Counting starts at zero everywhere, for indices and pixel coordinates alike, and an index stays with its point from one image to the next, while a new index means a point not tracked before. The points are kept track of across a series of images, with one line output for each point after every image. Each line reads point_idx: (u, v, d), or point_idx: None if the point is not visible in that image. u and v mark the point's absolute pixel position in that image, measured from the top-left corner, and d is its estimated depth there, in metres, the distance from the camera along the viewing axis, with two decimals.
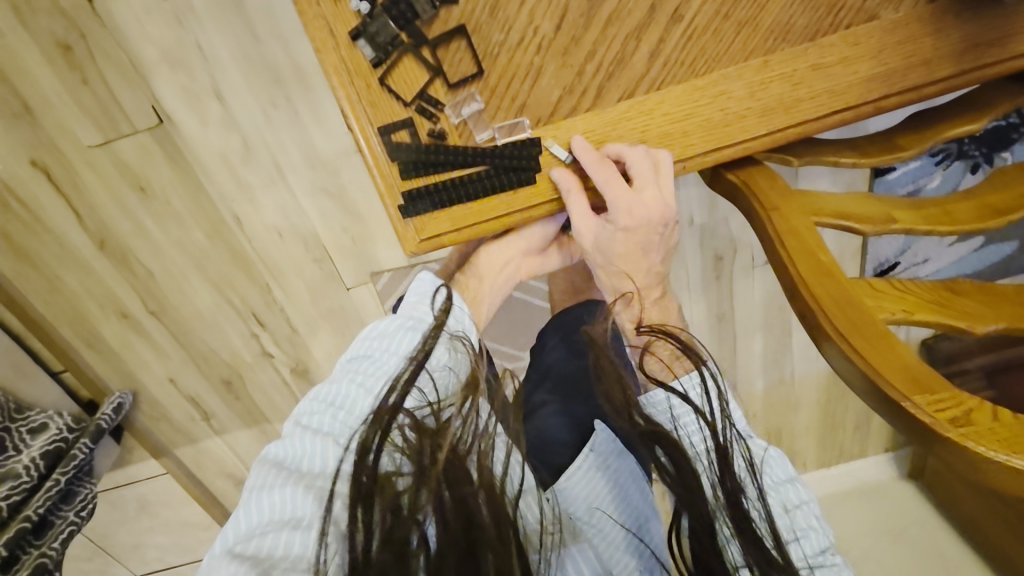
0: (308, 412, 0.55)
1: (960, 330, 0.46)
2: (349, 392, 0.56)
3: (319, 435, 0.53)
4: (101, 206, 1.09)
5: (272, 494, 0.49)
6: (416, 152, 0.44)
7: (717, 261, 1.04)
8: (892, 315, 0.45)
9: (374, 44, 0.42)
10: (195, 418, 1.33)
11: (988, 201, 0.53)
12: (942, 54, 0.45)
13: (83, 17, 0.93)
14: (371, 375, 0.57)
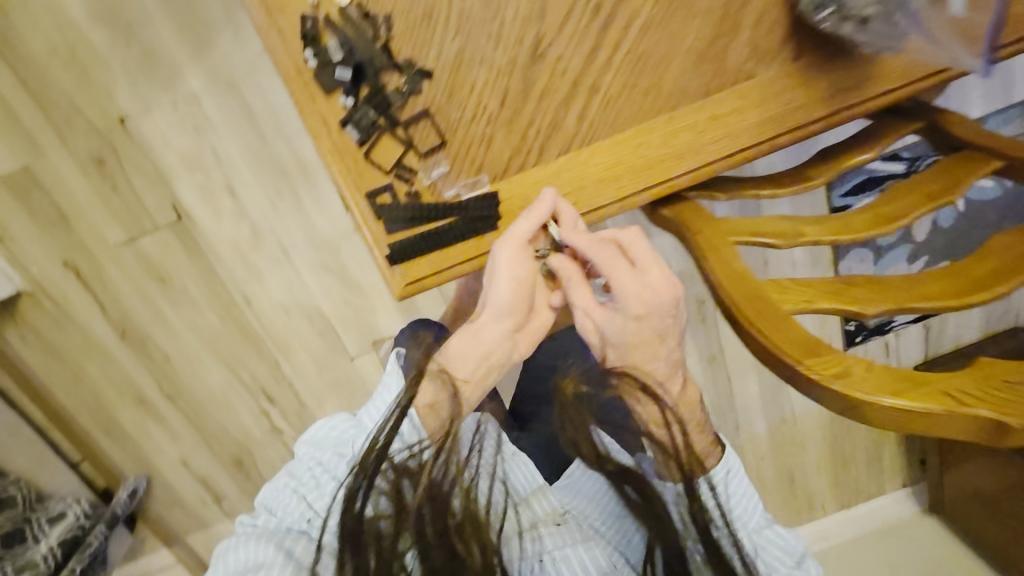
0: (271, 496, 0.59)
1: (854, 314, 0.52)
2: (291, 492, 0.58)
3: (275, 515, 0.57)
4: (123, 298, 1.20)
5: (243, 549, 0.55)
6: (397, 210, 0.53)
7: (699, 305, 1.15)
8: (795, 306, 0.53)
9: (358, 128, 0.51)
10: (206, 501, 1.37)
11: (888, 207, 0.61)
12: (815, 98, 0.55)
13: (116, 135, 1.10)
14: (310, 481, 0.58)
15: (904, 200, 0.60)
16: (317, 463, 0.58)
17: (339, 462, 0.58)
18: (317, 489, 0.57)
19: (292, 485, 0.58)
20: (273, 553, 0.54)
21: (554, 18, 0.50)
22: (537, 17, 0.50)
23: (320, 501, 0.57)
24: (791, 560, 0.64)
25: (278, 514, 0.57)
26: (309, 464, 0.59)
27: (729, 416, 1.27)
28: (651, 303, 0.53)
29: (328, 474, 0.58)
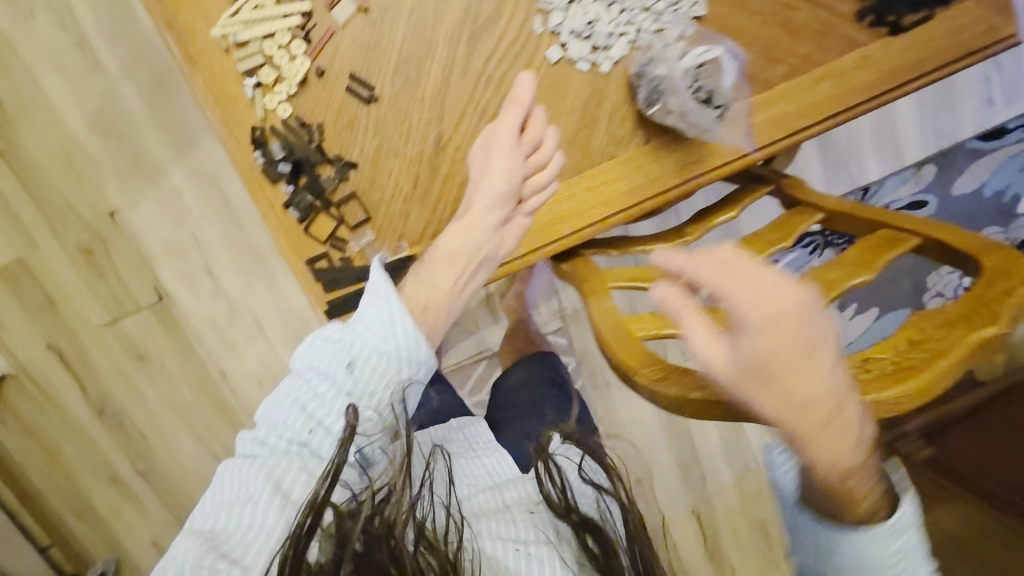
0: (260, 434, 0.54)
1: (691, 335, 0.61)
2: (284, 411, 0.54)
3: (263, 450, 0.54)
4: (102, 377, 1.31)
5: (232, 483, 0.53)
6: (334, 272, 0.66)
7: None
8: (644, 334, 0.64)
9: (298, 209, 0.64)
10: None
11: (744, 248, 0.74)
12: (667, 171, 0.69)
13: (105, 227, 1.25)
14: (308, 395, 0.54)
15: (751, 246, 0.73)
16: (315, 375, 0.54)
17: (337, 371, 0.54)
18: (316, 411, 0.54)
19: (288, 411, 0.54)
20: (262, 484, 0.52)
21: (451, 120, 0.65)
22: (437, 120, 0.65)
23: (324, 424, 0.54)
24: None
25: (272, 441, 0.54)
26: (303, 388, 0.55)
27: (696, 467, 1.36)
28: (780, 311, 0.39)
29: (325, 385, 0.54)
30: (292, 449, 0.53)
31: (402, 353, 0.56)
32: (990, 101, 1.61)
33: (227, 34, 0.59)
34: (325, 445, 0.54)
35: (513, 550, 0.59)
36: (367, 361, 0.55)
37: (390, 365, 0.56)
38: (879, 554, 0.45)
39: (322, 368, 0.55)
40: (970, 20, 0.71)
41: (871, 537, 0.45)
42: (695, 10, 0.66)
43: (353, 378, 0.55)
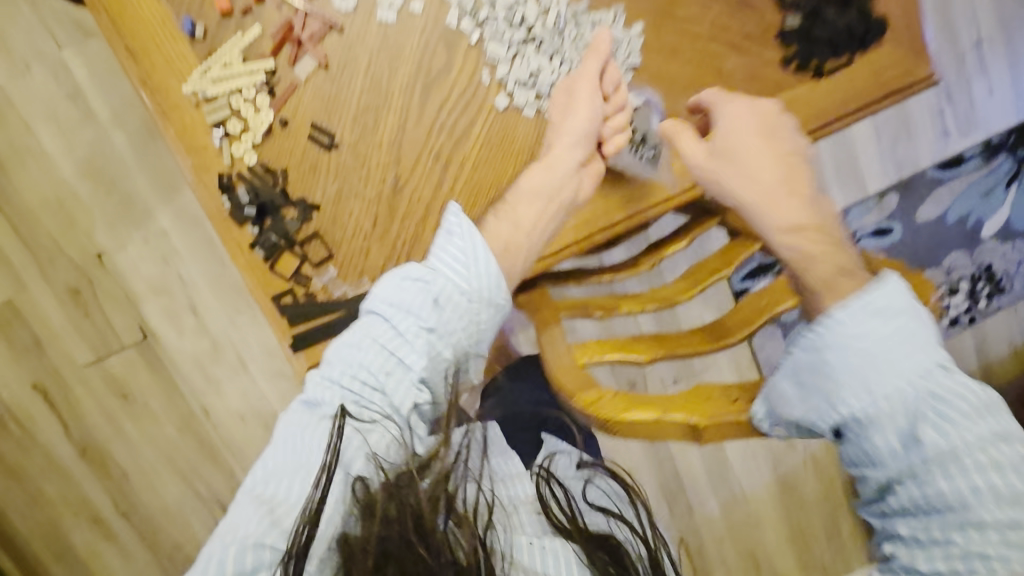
0: (333, 371, 0.61)
1: (629, 359, 0.66)
2: (367, 345, 0.61)
3: (336, 388, 0.60)
4: (86, 416, 1.35)
5: (299, 433, 0.58)
6: (298, 307, 0.69)
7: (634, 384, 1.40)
8: (591, 358, 0.68)
9: (263, 249, 0.68)
10: None
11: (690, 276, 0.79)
12: (613, 207, 0.74)
13: (92, 269, 1.31)
14: (390, 332, 0.61)
15: (693, 276, 0.78)
16: (398, 310, 0.61)
17: (424, 305, 0.61)
18: (397, 349, 0.61)
19: (370, 344, 0.61)
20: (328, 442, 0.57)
21: (407, 163, 0.70)
22: (394, 164, 0.69)
23: (404, 360, 0.61)
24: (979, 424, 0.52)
25: (348, 381, 0.60)
26: (384, 326, 0.61)
27: (677, 493, 1.39)
28: (765, 123, 0.67)
29: (409, 320, 0.61)
30: (382, 376, 0.60)
31: (480, 294, 0.62)
32: (945, 133, 1.68)
33: (197, 90, 0.64)
34: (398, 385, 0.60)
35: (528, 543, 0.62)
36: (447, 297, 0.62)
37: (469, 304, 0.62)
38: (861, 330, 0.55)
39: (407, 304, 0.61)
40: (891, 62, 0.76)
41: (837, 321, 0.56)
42: (632, 59, 0.71)
43: (437, 313, 0.61)
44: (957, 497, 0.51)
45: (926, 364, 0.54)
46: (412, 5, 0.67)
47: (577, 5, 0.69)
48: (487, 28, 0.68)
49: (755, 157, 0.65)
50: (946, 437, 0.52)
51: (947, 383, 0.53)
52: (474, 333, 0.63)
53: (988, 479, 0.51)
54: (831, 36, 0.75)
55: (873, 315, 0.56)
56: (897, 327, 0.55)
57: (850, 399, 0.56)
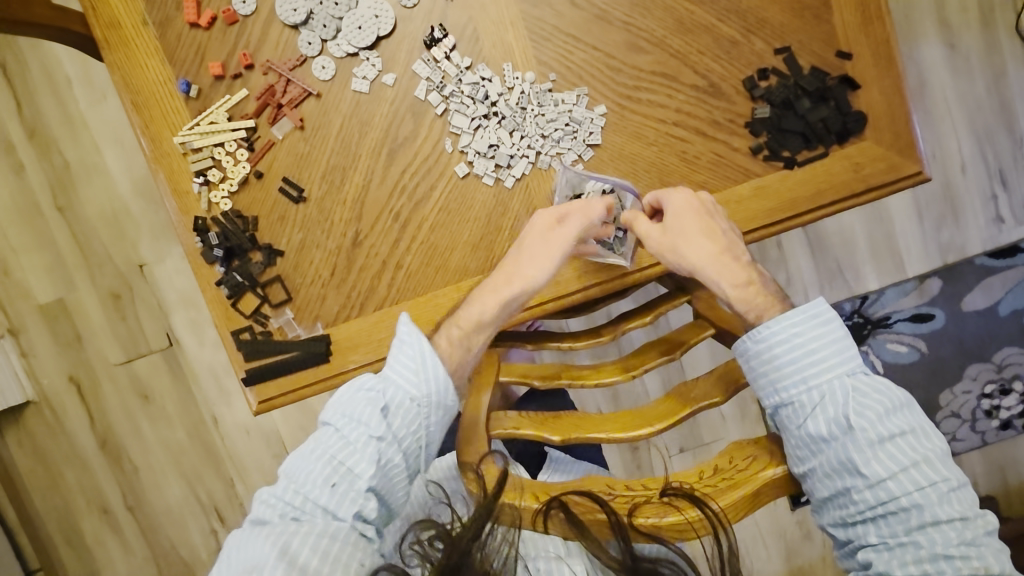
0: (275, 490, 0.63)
1: (536, 434, 0.66)
2: (318, 455, 0.64)
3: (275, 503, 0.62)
4: (110, 409, 1.52)
5: (243, 551, 0.60)
6: (252, 343, 0.74)
7: (634, 452, 1.39)
8: (500, 429, 0.69)
9: (228, 287, 0.73)
10: None
11: (645, 350, 0.77)
12: (565, 276, 0.76)
13: (133, 277, 1.48)
14: (340, 442, 0.64)
15: (643, 353, 0.77)
16: (348, 421, 0.65)
17: (373, 416, 0.65)
18: (345, 456, 0.64)
19: (318, 453, 0.64)
20: (270, 554, 0.58)
21: (368, 221, 0.74)
22: (356, 220, 0.74)
23: (353, 463, 0.63)
24: (922, 457, 0.58)
25: (292, 488, 0.62)
26: (331, 436, 0.65)
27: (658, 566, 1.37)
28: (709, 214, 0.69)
29: (359, 429, 0.64)
30: (328, 487, 0.62)
31: (429, 399, 0.67)
32: (1000, 219, 1.55)
33: (185, 142, 0.72)
34: (343, 492, 0.62)
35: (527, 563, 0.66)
36: (398, 401, 0.66)
37: (420, 409, 0.67)
38: (806, 332, 0.62)
39: (358, 414, 0.65)
40: (871, 157, 0.74)
41: (786, 319, 0.62)
42: (593, 138, 0.73)
43: (387, 422, 0.65)
44: (907, 495, 0.57)
45: (854, 366, 0.62)
46: (384, 78, 0.72)
47: (541, 86, 0.72)
48: (453, 101, 0.72)
49: (697, 241, 0.68)
50: (877, 434, 0.58)
51: (871, 382, 0.61)
52: (423, 436, 0.68)
53: (928, 478, 0.57)
54: (804, 127, 0.74)
55: (811, 324, 0.62)
56: (833, 334, 0.62)
57: (791, 389, 0.62)
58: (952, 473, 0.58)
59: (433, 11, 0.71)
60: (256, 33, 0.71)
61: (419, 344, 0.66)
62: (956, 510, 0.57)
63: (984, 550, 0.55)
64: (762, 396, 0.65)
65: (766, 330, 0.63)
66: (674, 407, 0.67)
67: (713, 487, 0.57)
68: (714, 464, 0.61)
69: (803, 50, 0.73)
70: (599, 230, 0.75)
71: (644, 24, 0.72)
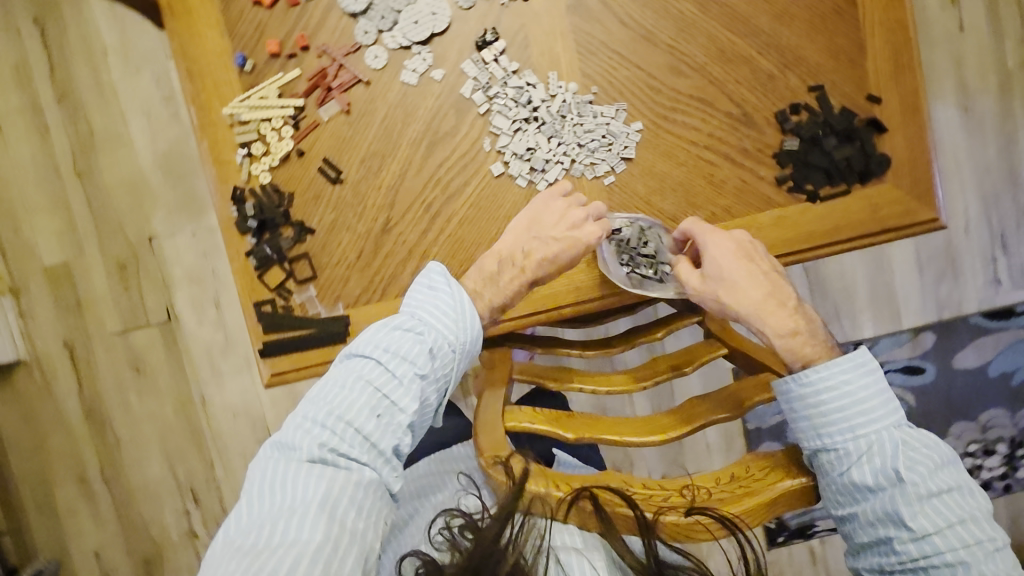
0: (312, 418, 0.62)
1: (551, 428, 0.66)
2: (359, 388, 0.64)
3: (314, 436, 0.61)
4: (100, 378, 1.51)
5: (278, 488, 0.58)
6: (273, 315, 0.75)
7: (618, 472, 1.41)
8: (516, 423, 0.69)
9: (256, 258, 0.75)
10: None
11: (658, 363, 0.79)
12: (587, 281, 0.78)
13: (142, 249, 1.47)
14: (384, 375, 0.65)
15: (655, 366, 0.78)
16: (393, 357, 0.65)
17: (419, 355, 0.66)
18: (388, 391, 0.64)
19: (360, 386, 0.64)
20: (314, 493, 0.58)
21: (400, 209, 0.76)
22: (389, 206, 0.76)
23: (395, 400, 0.64)
24: (969, 515, 0.59)
25: (333, 424, 0.61)
26: (373, 369, 0.65)
27: None
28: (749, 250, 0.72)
29: (405, 366, 0.65)
30: (372, 420, 0.63)
31: (466, 346, 0.69)
32: (996, 281, 1.60)
33: (234, 113, 0.74)
34: (384, 430, 0.63)
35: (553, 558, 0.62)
36: (442, 340, 0.67)
37: (457, 356, 0.69)
38: (854, 381, 0.63)
39: (403, 351, 0.66)
40: (889, 200, 0.78)
41: (831, 368, 0.64)
42: (627, 152, 0.76)
43: (430, 362, 0.66)
44: (952, 551, 0.58)
45: (899, 419, 0.63)
46: (433, 72, 0.74)
47: (583, 97, 0.75)
48: (496, 103, 0.75)
49: (744, 287, 0.70)
50: (924, 488, 0.59)
51: (919, 436, 0.61)
52: (454, 383, 0.70)
53: (974, 535, 0.58)
54: (828, 164, 0.77)
55: (857, 373, 0.63)
56: (879, 386, 0.63)
57: (836, 437, 0.62)
58: (997, 532, 0.59)
59: (489, 15, 0.74)
60: (316, 16, 0.73)
61: (458, 297, 0.68)
62: (1002, 569, 0.57)
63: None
64: (801, 441, 0.65)
65: (814, 377, 0.64)
66: (683, 418, 0.69)
67: (730, 493, 0.58)
68: (732, 472, 0.62)
69: (833, 91, 0.77)
70: (642, 263, 0.76)
71: (686, 51, 0.76)
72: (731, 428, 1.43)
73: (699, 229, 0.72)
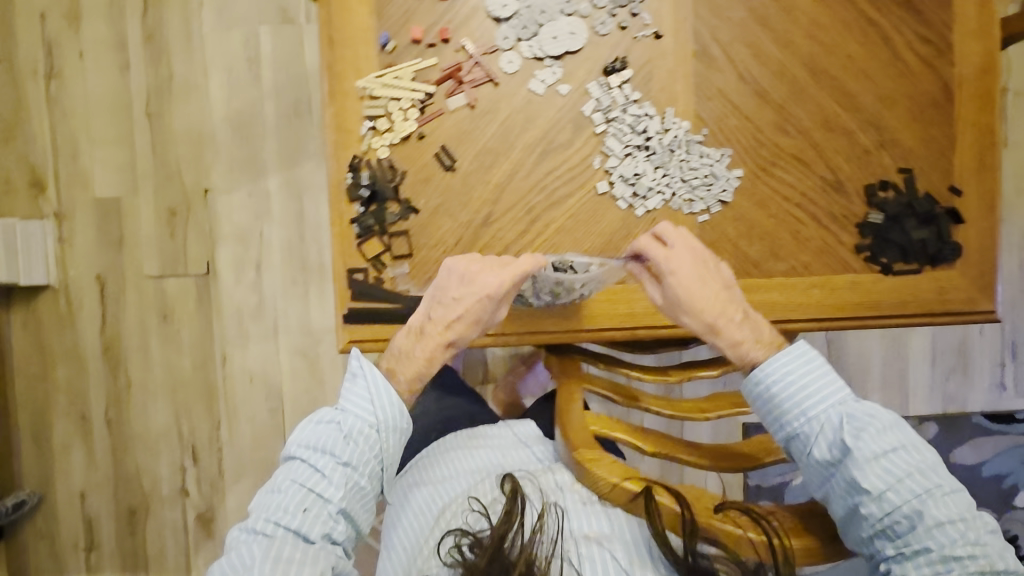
0: (253, 517, 0.69)
1: (635, 441, 0.78)
2: (288, 490, 0.70)
3: (257, 528, 0.68)
4: (125, 319, 1.51)
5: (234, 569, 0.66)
6: (363, 284, 0.78)
7: None
8: (601, 428, 0.79)
9: (360, 227, 0.77)
10: (78, 546, 1.54)
11: (718, 400, 0.84)
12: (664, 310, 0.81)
13: (195, 199, 1.49)
14: (308, 471, 0.71)
15: (717, 400, 0.83)
16: (313, 453, 0.71)
17: (337, 443, 0.71)
18: (314, 478, 0.70)
19: (288, 482, 0.70)
20: (261, 565, 0.65)
21: (504, 206, 0.79)
22: (493, 202, 0.79)
23: (320, 486, 0.70)
24: (917, 466, 0.65)
25: (271, 514, 0.68)
26: (299, 466, 0.71)
27: None
28: (704, 278, 0.73)
29: (325, 457, 0.71)
30: (300, 514, 0.68)
31: (386, 424, 0.73)
32: (1001, 386, 1.66)
33: (366, 87, 0.77)
34: (317, 507, 0.69)
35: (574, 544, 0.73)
36: (358, 422, 0.72)
37: (378, 434, 0.72)
38: (797, 369, 0.70)
39: (322, 445, 0.71)
40: (954, 286, 0.82)
41: (775, 359, 0.71)
42: (724, 196, 0.80)
43: (348, 448, 0.71)
44: (908, 504, 0.64)
45: (845, 395, 0.70)
46: (560, 86, 0.79)
47: (693, 136, 0.80)
48: (613, 126, 0.79)
49: (699, 291, 0.72)
50: (874, 451, 0.65)
51: (862, 407, 0.68)
52: (385, 458, 0.74)
53: (922, 485, 0.64)
54: (905, 242, 0.82)
55: (802, 362, 0.71)
56: (822, 371, 0.70)
57: (794, 422, 0.70)
58: (945, 478, 0.65)
59: (621, 45, 0.79)
60: (461, 14, 0.78)
61: (369, 375, 0.73)
62: (954, 512, 0.63)
63: (988, 548, 0.62)
64: (771, 431, 0.73)
65: (764, 368, 0.71)
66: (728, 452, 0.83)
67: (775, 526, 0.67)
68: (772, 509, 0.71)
69: (921, 176, 0.82)
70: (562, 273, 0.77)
71: (794, 113, 0.81)
72: (731, 480, 1.46)
73: (668, 233, 0.75)
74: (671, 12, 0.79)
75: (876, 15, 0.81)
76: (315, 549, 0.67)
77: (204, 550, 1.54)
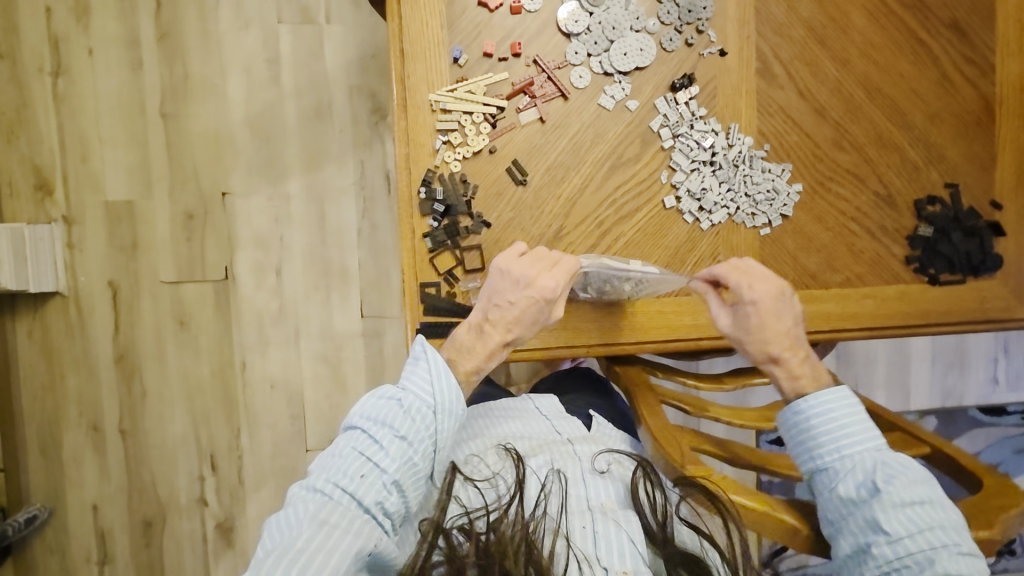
0: (309, 479, 0.66)
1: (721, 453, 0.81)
2: (346, 456, 0.67)
3: (311, 488, 0.65)
4: (140, 326, 1.47)
5: (287, 526, 0.63)
6: (436, 297, 0.78)
7: None
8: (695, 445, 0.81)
9: (432, 241, 0.77)
10: (90, 559, 1.50)
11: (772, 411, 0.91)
12: None
13: (213, 203, 1.45)
14: (366, 442, 0.67)
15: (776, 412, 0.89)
16: (373, 424, 0.68)
17: (398, 417, 0.68)
18: (370, 447, 0.67)
19: (347, 448, 0.67)
20: (311, 529, 0.61)
21: (574, 220, 0.80)
22: (563, 216, 0.80)
23: (376, 455, 0.67)
24: (937, 522, 0.65)
25: (327, 476, 0.66)
26: (359, 434, 0.68)
27: None
28: (780, 305, 0.75)
29: (384, 429, 0.68)
30: (357, 479, 0.65)
31: (444, 406, 0.70)
32: (994, 381, 1.75)
33: (438, 101, 0.76)
34: (369, 477, 0.66)
35: (580, 524, 0.72)
36: (417, 399, 0.69)
37: (435, 415, 0.69)
38: (836, 408, 0.72)
39: (384, 417, 0.68)
40: (995, 295, 0.87)
41: (822, 396, 0.73)
42: (785, 209, 0.83)
43: (409, 423, 0.68)
44: (923, 553, 0.64)
45: (880, 442, 0.71)
46: (628, 102, 0.80)
47: (755, 152, 0.82)
48: (680, 141, 0.80)
49: (773, 322, 0.75)
50: (901, 498, 0.66)
51: (896, 456, 0.69)
52: (440, 441, 0.70)
53: (940, 539, 0.64)
54: (952, 254, 0.85)
55: (842, 404, 0.72)
56: (860, 415, 0.72)
57: (825, 457, 0.71)
58: (964, 539, 0.65)
59: (688, 61, 0.80)
60: (532, 28, 0.78)
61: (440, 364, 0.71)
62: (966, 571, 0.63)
63: None
64: (799, 462, 0.74)
65: (805, 402, 0.73)
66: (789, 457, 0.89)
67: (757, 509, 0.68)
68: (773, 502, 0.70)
69: (966, 191, 0.86)
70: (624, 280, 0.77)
71: (850, 130, 0.84)
72: (746, 476, 1.51)
73: (745, 266, 0.77)
74: (736, 30, 0.81)
75: (926, 36, 0.84)
76: (363, 519, 0.64)
77: (224, 559, 1.52)
